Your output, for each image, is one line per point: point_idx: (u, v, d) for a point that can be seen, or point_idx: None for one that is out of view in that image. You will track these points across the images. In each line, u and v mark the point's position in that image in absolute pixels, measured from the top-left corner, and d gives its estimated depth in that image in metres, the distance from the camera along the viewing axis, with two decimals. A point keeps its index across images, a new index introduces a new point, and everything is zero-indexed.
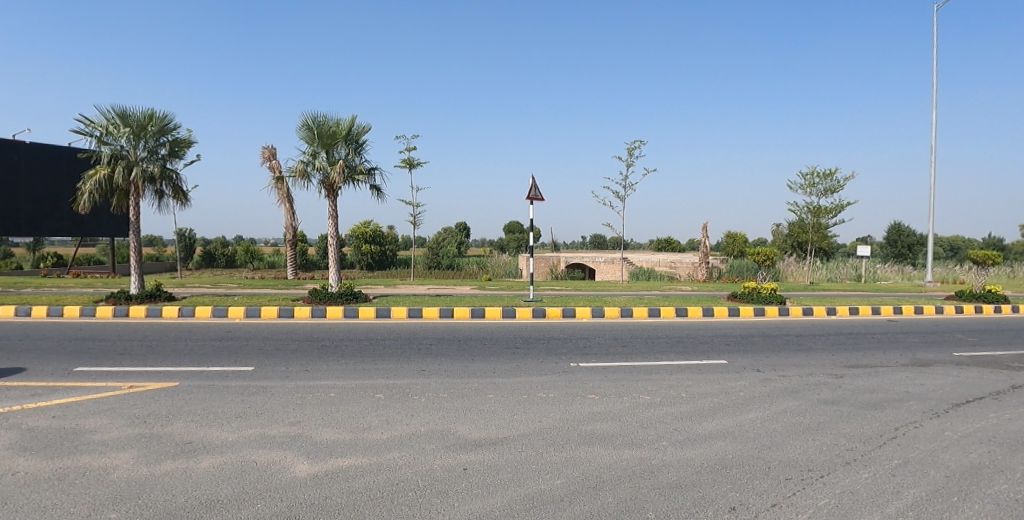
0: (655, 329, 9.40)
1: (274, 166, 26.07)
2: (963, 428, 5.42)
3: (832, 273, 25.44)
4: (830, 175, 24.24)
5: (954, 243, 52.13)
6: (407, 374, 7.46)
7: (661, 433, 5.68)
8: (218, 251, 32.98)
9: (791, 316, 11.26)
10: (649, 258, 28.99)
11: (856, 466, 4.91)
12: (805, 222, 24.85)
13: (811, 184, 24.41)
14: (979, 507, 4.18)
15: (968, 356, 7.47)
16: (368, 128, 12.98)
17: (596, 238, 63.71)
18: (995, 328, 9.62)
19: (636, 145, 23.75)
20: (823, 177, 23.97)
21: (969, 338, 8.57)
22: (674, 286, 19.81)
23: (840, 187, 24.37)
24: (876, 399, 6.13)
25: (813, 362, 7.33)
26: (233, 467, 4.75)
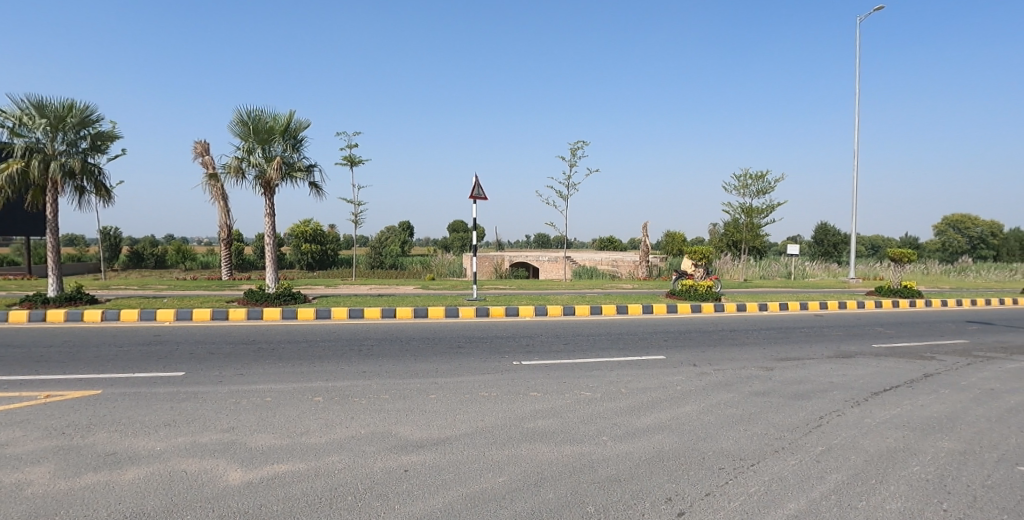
0: (596, 327, 9.51)
1: (206, 162, 25.03)
2: (881, 415, 5.72)
3: (764, 271, 26.56)
4: (762, 177, 25.36)
5: (877, 244, 55.44)
6: (348, 376, 7.27)
7: (602, 428, 5.75)
8: (147, 250, 31.78)
9: (726, 312, 11.67)
10: (592, 258, 28.79)
11: (784, 453, 5.17)
12: (739, 222, 25.93)
13: (744, 186, 25.48)
14: (894, 495, 4.47)
15: (886, 347, 7.91)
16: (307, 124, 12.63)
17: (541, 238, 64.25)
18: (909, 321, 10.26)
19: (579, 145, 25.04)
20: (756, 179, 25.06)
21: (887, 331, 9.10)
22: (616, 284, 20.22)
23: (773, 187, 25.84)
24: (804, 389, 6.37)
25: (746, 356, 7.57)
26: (162, 477, 4.50)
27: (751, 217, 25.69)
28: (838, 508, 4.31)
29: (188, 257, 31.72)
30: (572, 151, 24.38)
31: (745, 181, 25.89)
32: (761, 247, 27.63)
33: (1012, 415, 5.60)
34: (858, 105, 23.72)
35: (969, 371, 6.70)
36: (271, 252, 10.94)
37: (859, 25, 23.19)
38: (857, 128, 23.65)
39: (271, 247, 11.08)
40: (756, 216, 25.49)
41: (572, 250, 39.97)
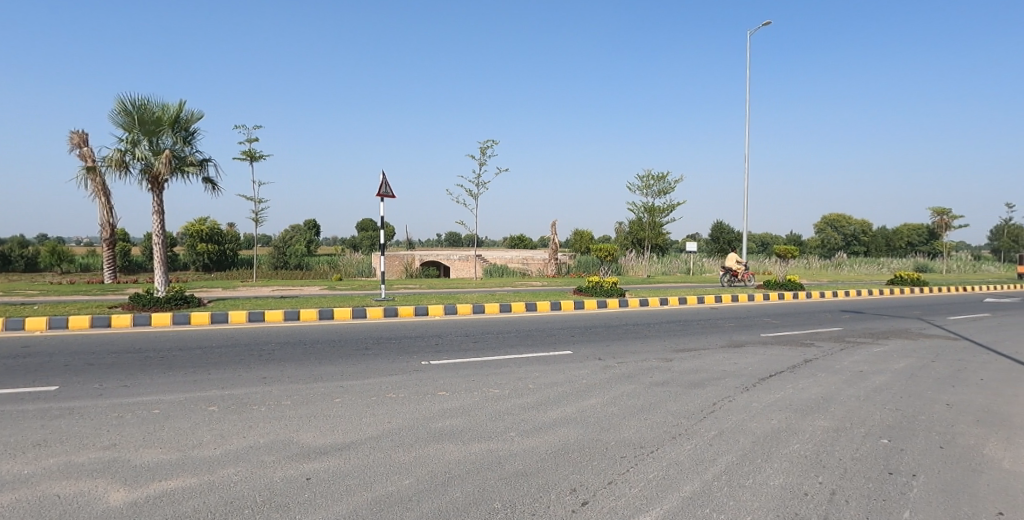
0: (506, 324, 9.60)
1: (84, 154, 23.04)
2: (767, 398, 6.13)
3: (666, 267, 28.05)
4: (663, 178, 26.71)
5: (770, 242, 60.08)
6: (246, 383, 6.88)
7: (509, 424, 5.78)
8: (14, 252, 28.78)
9: (630, 307, 12.18)
10: (502, 255, 29.40)
11: (682, 439, 5.43)
12: (642, 220, 27.13)
13: (647, 186, 26.76)
14: (778, 475, 4.81)
15: (772, 336, 8.52)
16: (200, 115, 11.92)
17: (457, 238, 64.35)
18: (791, 311, 11.17)
19: (489, 145, 26.59)
20: (657, 180, 26.37)
21: (772, 321, 9.82)
22: (526, 281, 20.56)
23: (673, 188, 27.34)
24: (699, 378, 6.71)
25: (647, 349, 7.88)
26: (29, 504, 4.03)
27: (653, 216, 26.97)
28: (730, 490, 4.58)
29: (66, 259, 29.05)
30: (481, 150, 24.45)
31: (648, 182, 27.18)
32: (663, 245, 29.11)
33: (877, 394, 6.21)
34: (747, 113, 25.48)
35: (841, 356, 7.36)
36: (160, 252, 10.21)
37: (747, 35, 21.55)
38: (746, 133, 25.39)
39: (159, 247, 10.32)
40: (658, 215, 26.83)
41: (485, 248, 40.34)
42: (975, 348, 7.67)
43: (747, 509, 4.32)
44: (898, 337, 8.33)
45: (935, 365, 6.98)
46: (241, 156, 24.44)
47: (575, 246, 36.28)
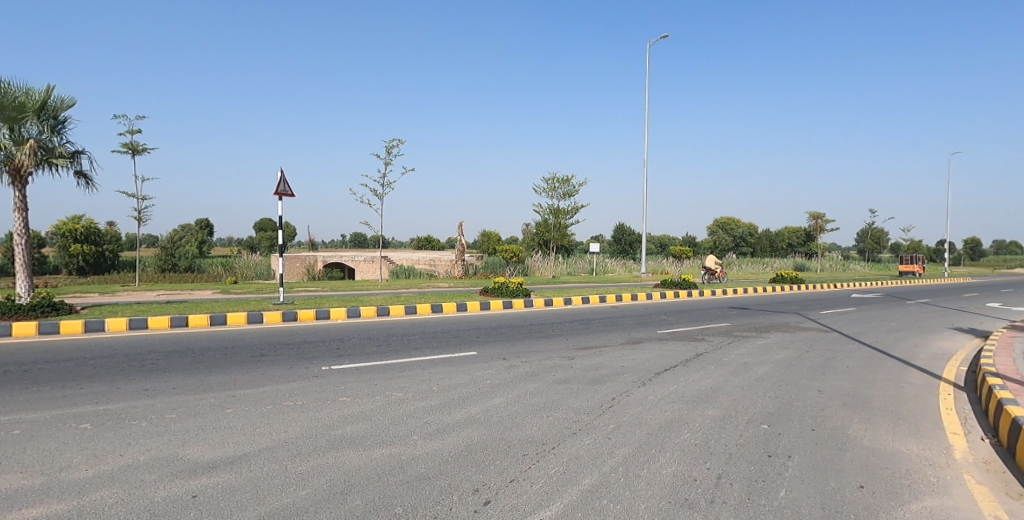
0: (412, 326, 9.48)
1: None
2: (661, 391, 6.45)
3: (570, 267, 28.94)
4: (567, 181, 27.64)
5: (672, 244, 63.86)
6: (125, 396, 6.32)
7: (412, 427, 5.69)
8: None
9: (534, 307, 12.46)
10: (411, 258, 29.26)
11: (582, 434, 5.60)
12: (547, 222, 27.89)
13: (552, 189, 27.55)
14: (670, 464, 5.09)
15: (667, 332, 9.00)
16: (72, 103, 10.87)
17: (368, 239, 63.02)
18: (685, 308, 11.86)
19: (393, 143, 24.51)
20: (562, 183, 27.21)
21: (667, 318, 10.38)
22: (434, 283, 20.41)
23: (577, 192, 28.36)
24: (599, 374, 6.94)
25: (550, 347, 8.06)
26: None
27: (558, 218, 27.83)
28: (627, 482, 4.79)
29: None
30: (385, 150, 24.11)
31: (553, 185, 28.04)
32: (569, 246, 30.11)
33: (759, 383, 6.72)
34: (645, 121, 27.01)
35: (728, 349, 7.90)
36: (22, 253, 9.16)
37: (653, 44, 24.90)
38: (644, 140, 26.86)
39: (21, 247, 9.26)
40: (562, 217, 27.71)
41: (393, 249, 39.88)
42: (841, 338, 8.52)
43: (642, 499, 4.54)
44: (777, 330, 9.09)
45: (808, 355, 7.68)
46: (124, 149, 22.41)
47: (484, 247, 36.50)
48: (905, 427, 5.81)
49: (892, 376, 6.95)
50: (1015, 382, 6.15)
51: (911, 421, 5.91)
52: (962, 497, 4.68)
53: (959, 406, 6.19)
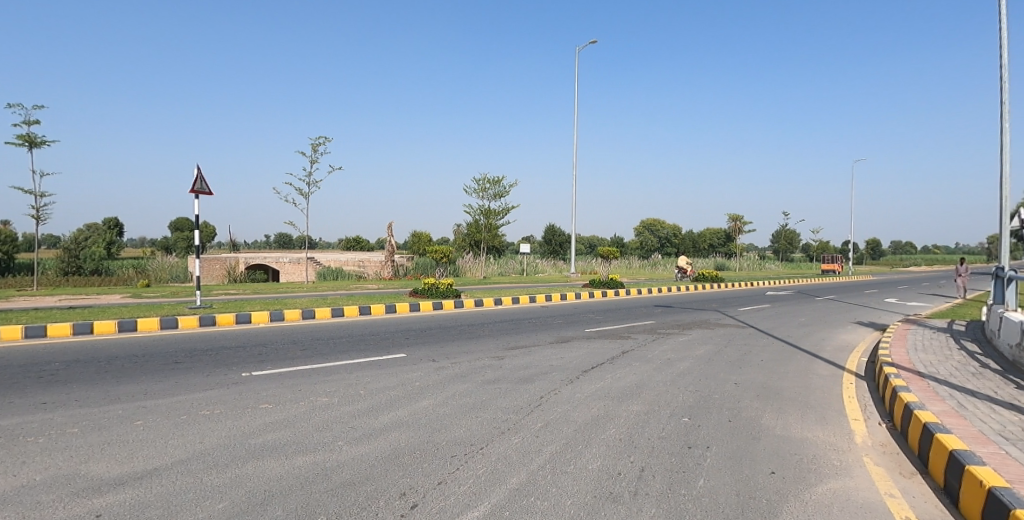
0: (340, 329, 9.28)
1: None
2: (588, 388, 6.61)
3: (502, 268, 29.19)
4: (498, 182, 27.89)
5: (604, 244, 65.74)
6: (19, 411, 5.82)
7: (338, 433, 5.56)
8: None
9: (464, 308, 12.49)
10: (338, 258, 28.93)
11: (510, 433, 5.65)
12: (478, 223, 28.00)
13: (483, 189, 27.70)
14: (596, 460, 5.23)
15: (595, 331, 9.23)
16: None
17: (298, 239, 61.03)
18: (612, 307, 12.24)
19: (319, 141, 24.80)
20: (492, 184, 27.40)
21: (595, 317, 10.65)
22: (362, 285, 20.04)
23: (507, 193, 28.69)
24: (528, 374, 7.02)
25: (480, 348, 8.09)
26: None
27: (489, 219, 28.01)
28: (554, 479, 4.88)
29: None
30: (312, 147, 23.46)
31: (484, 186, 28.24)
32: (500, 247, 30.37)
33: (681, 378, 7.01)
34: (575, 125, 27.65)
35: (653, 346, 8.20)
36: None
37: (576, 55, 27.90)
38: (574, 144, 27.52)
39: None
40: (493, 218, 27.92)
41: (320, 250, 38.83)
42: (756, 334, 9.04)
43: (568, 495, 4.64)
44: (698, 327, 9.53)
45: (726, 350, 8.08)
46: (21, 140, 20.62)
47: (415, 248, 36.16)
48: (812, 414, 6.22)
49: (802, 368, 7.43)
50: (907, 370, 6.71)
51: (817, 409, 6.33)
52: (860, 479, 5.08)
53: (860, 394, 6.69)
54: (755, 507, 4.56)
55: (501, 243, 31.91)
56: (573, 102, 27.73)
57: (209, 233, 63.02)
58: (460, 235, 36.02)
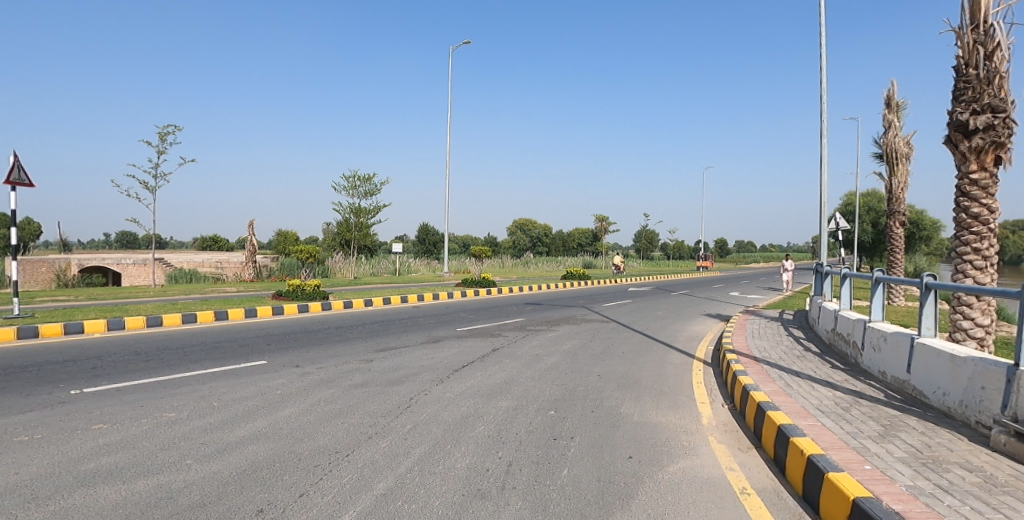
0: (192, 337, 8.61)
1: None
2: (458, 388, 6.68)
3: (374, 268, 29.05)
4: (368, 180, 27.53)
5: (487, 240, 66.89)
6: None
7: (185, 451, 5.11)
8: None
9: (333, 310, 12.12)
10: (191, 258, 28.49)
11: (377, 438, 5.52)
12: (348, 221, 27.52)
13: (353, 186, 27.17)
14: (464, 458, 5.26)
15: (466, 330, 9.38)
16: None
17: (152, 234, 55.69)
18: (485, 306, 12.49)
19: (170, 131, 21.93)
20: (362, 181, 26.95)
21: (467, 316, 10.85)
22: (218, 288, 18.67)
23: (378, 190, 28.42)
24: (397, 376, 6.95)
25: (348, 351, 7.90)
26: None
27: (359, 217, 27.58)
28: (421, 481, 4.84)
29: None
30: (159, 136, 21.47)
31: (354, 182, 27.79)
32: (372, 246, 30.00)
33: (548, 373, 7.30)
34: (449, 127, 28.21)
35: (522, 343, 8.48)
36: None
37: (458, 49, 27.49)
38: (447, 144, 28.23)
39: None
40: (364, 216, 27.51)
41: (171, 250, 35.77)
42: (618, 327, 9.67)
43: (435, 496, 4.63)
44: (566, 323, 10.01)
45: (590, 344, 8.55)
46: None
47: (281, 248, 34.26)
48: (665, 400, 6.75)
49: (658, 357, 8.05)
50: (746, 356, 7.49)
51: (670, 395, 6.87)
52: (706, 457, 5.57)
53: (707, 379, 7.37)
54: (614, 492, 4.83)
55: (373, 242, 31.26)
56: (446, 102, 28.23)
57: (37, 227, 54.87)
58: (332, 234, 34.72)
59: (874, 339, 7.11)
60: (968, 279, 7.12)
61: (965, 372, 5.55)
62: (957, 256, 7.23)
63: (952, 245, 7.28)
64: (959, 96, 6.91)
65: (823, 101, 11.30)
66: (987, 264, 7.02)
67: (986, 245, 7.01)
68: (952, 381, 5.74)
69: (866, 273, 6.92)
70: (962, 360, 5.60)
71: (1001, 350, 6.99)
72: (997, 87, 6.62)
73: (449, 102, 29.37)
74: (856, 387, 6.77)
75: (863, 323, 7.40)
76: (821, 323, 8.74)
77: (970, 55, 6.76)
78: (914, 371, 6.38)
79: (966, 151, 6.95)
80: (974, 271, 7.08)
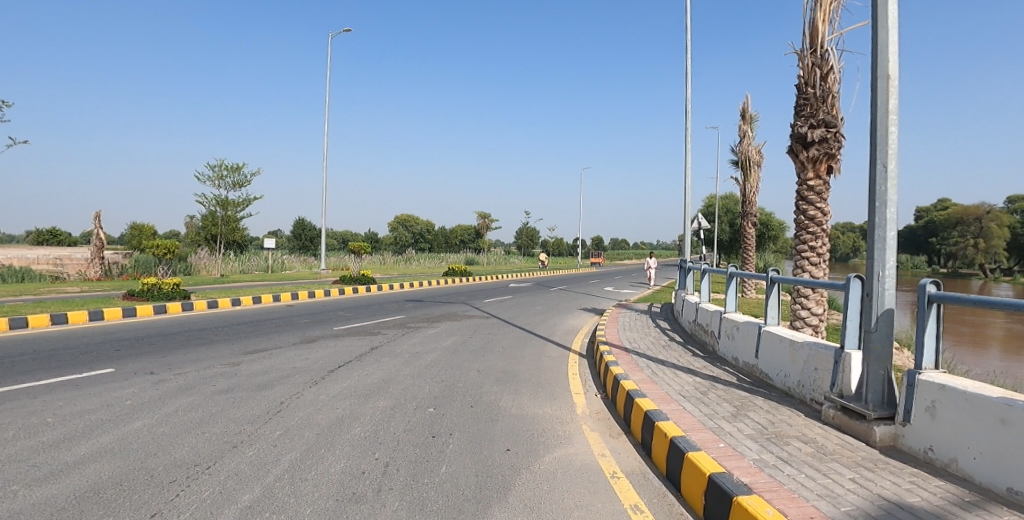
0: (22, 344, 7.62)
1: None
2: (333, 389, 6.51)
3: (243, 265, 27.56)
4: (236, 170, 26.04)
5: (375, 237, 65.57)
6: None
7: (10, 475, 4.46)
8: None
9: (195, 311, 11.28)
10: (21, 258, 24.82)
11: (243, 446, 5.16)
12: (214, 214, 25.85)
13: (219, 176, 25.49)
14: (339, 461, 5.07)
15: (343, 329, 9.18)
16: None
17: None
18: (364, 303, 12.28)
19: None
20: (229, 171, 25.41)
21: (344, 314, 10.62)
22: (53, 289, 16.61)
23: (248, 182, 26.95)
24: (267, 379, 6.64)
25: (212, 355, 7.42)
26: None
27: (226, 210, 25.95)
28: (293, 482, 4.62)
29: None
30: None
31: (220, 171, 26.14)
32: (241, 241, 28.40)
33: (427, 370, 7.33)
34: (326, 119, 27.54)
35: (400, 341, 8.47)
36: None
37: (328, 40, 28.05)
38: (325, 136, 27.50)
39: None
40: (231, 209, 25.92)
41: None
42: (498, 323, 9.93)
43: (308, 503, 4.34)
44: (447, 320, 10.10)
45: (470, 340, 8.71)
46: None
47: (131, 244, 30.98)
48: (542, 392, 7.01)
49: (536, 351, 8.35)
50: (617, 347, 7.97)
51: (548, 387, 7.15)
52: (580, 446, 5.83)
53: (581, 371, 7.74)
54: (492, 486, 4.85)
55: (242, 237, 29.34)
56: (323, 90, 27.50)
57: None
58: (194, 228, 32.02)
59: (728, 328, 7.84)
60: (806, 274, 8.01)
61: (801, 356, 6.29)
62: (797, 253, 8.12)
63: (793, 244, 8.15)
64: (800, 111, 7.78)
65: (686, 111, 12.35)
66: (820, 260, 7.93)
67: (820, 243, 7.94)
68: (792, 364, 6.48)
69: (723, 268, 7.59)
70: (799, 345, 6.33)
71: (829, 336, 7.98)
72: (830, 105, 7.52)
73: (326, 93, 28.57)
74: (713, 372, 7.42)
75: (719, 314, 8.14)
76: (684, 315, 9.53)
77: (809, 75, 7.58)
78: (761, 356, 7.12)
79: (804, 160, 7.86)
80: (811, 267, 7.96)
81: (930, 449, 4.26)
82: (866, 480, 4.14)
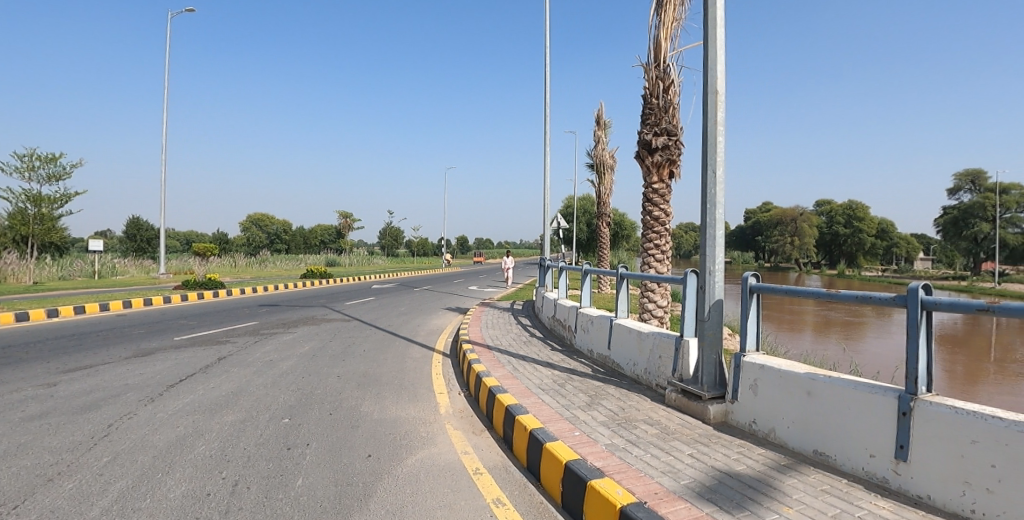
0: None
1: None
2: (172, 406, 6.08)
3: (63, 270, 24.53)
4: (52, 161, 22.98)
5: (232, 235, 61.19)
6: None
7: None
8: None
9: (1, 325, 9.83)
10: None
11: (61, 479, 4.64)
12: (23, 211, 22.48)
13: (29, 166, 22.21)
14: (180, 484, 4.73)
15: (186, 338, 8.55)
16: None
17: None
18: (212, 309, 11.50)
19: None
20: (43, 162, 22.27)
21: (188, 322, 9.87)
22: None
23: (67, 174, 23.85)
24: (91, 400, 6.03)
25: (22, 376, 6.55)
26: None
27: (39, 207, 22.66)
28: (123, 510, 4.25)
29: None
30: None
31: (31, 161, 22.77)
32: (60, 243, 25.19)
33: (281, 379, 7.09)
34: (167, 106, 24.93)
35: (252, 349, 8.08)
36: None
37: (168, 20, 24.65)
38: (167, 121, 24.87)
39: None
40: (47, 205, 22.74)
41: None
42: (360, 326, 9.82)
43: None
44: (306, 324, 9.78)
45: (330, 345, 8.54)
46: None
47: None
48: (405, 394, 7.07)
49: (399, 353, 8.39)
50: (480, 345, 8.23)
51: (411, 389, 7.22)
52: (443, 444, 5.96)
53: (445, 370, 7.91)
54: (351, 493, 4.81)
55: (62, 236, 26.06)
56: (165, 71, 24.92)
57: None
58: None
59: (584, 322, 8.40)
60: (652, 269, 8.82)
61: (647, 345, 6.91)
62: (645, 250, 8.87)
63: (641, 242, 8.88)
64: (646, 120, 8.47)
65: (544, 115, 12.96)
66: (665, 256, 8.78)
67: (664, 241, 8.75)
68: (639, 353, 7.10)
69: (578, 267, 8.10)
70: (645, 336, 6.96)
71: (671, 326, 8.88)
72: (672, 115, 8.32)
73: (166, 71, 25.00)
74: (570, 364, 7.93)
75: (576, 310, 8.70)
76: (544, 311, 10.06)
77: (654, 87, 8.24)
78: (613, 348, 7.72)
79: (650, 165, 8.54)
80: (657, 263, 8.78)
81: (754, 422, 4.78)
82: (702, 454, 4.57)
